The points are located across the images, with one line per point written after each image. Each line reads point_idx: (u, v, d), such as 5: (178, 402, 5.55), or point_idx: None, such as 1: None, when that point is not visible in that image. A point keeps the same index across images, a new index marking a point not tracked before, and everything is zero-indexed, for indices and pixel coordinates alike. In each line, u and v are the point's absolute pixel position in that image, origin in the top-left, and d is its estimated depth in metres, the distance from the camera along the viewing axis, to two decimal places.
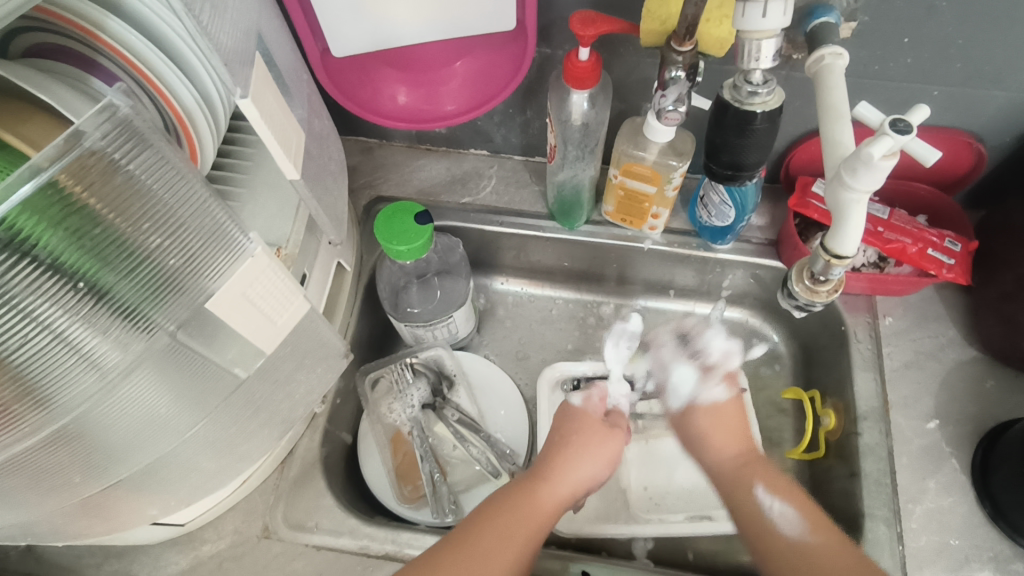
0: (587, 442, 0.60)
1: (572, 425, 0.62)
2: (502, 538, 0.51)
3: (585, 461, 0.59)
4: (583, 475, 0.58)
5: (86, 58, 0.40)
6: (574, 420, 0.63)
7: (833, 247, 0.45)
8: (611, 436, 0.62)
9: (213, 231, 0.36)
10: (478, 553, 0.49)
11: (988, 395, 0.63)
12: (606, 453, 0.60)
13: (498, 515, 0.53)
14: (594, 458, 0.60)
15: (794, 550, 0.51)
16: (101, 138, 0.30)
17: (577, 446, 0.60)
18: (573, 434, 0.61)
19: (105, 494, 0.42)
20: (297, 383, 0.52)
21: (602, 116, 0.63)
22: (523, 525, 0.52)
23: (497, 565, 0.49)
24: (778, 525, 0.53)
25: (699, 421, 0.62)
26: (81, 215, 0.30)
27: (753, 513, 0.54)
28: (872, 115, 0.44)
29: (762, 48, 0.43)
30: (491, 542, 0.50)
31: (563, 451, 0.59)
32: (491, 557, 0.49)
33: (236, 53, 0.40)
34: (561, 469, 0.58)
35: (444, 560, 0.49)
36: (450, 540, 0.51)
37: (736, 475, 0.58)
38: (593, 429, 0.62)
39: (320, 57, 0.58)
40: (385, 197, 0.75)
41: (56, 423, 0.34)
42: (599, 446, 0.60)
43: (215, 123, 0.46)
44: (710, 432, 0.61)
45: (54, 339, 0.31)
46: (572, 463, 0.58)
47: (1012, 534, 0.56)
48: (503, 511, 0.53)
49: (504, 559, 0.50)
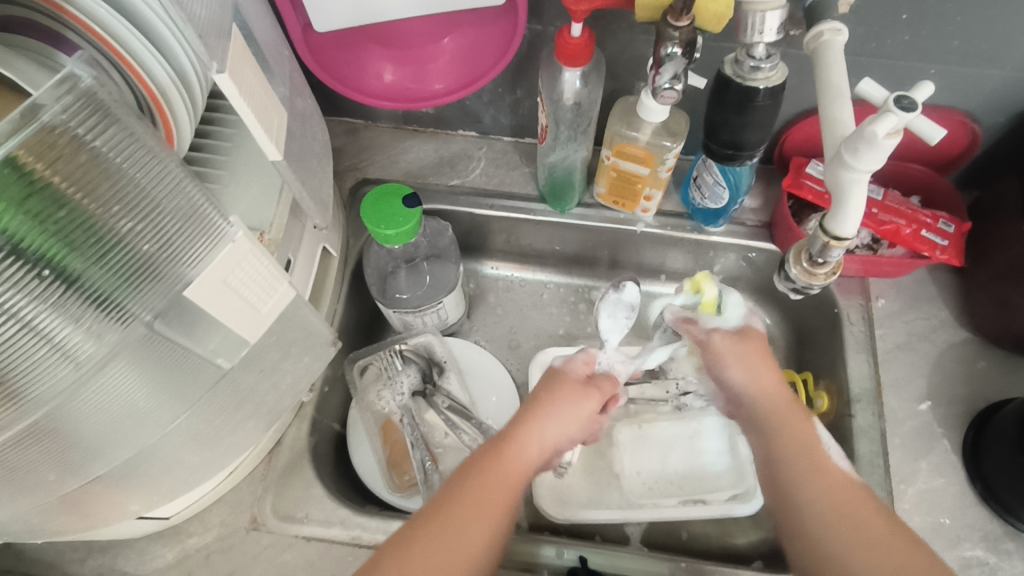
0: (557, 403, 0.56)
1: (547, 387, 0.58)
2: (475, 508, 0.48)
3: (554, 425, 0.55)
4: (555, 434, 0.55)
5: (52, 32, 0.37)
6: (549, 382, 0.59)
7: (832, 229, 0.44)
8: (587, 396, 0.58)
9: (189, 214, 0.34)
10: (453, 521, 0.47)
11: (980, 375, 0.63)
12: (577, 418, 0.56)
13: (471, 483, 0.49)
14: (563, 422, 0.55)
15: (832, 488, 0.47)
16: (62, 112, 0.27)
17: (547, 406, 0.56)
18: (545, 395, 0.57)
19: (84, 490, 0.41)
20: (284, 372, 0.50)
21: (595, 95, 0.62)
22: (497, 492, 0.49)
23: (472, 538, 0.46)
24: (832, 459, 0.49)
25: (724, 365, 0.56)
26: (43, 196, 0.28)
27: (809, 442, 0.50)
28: (875, 92, 0.42)
29: (766, 20, 0.43)
30: (465, 509, 0.47)
31: (532, 410, 0.55)
32: (466, 526, 0.47)
33: (211, 25, 0.39)
34: (533, 431, 0.54)
35: (422, 528, 0.46)
36: (434, 507, 0.48)
37: (788, 404, 0.53)
38: (569, 390, 0.57)
39: (302, 33, 0.56)
40: (371, 179, 0.73)
41: (29, 418, 0.33)
42: (570, 407, 0.56)
43: (191, 101, 0.44)
44: (736, 377, 0.55)
45: (23, 330, 0.29)
46: (543, 425, 0.54)
47: (1003, 513, 0.56)
48: (476, 482, 0.49)
49: (480, 528, 0.47)
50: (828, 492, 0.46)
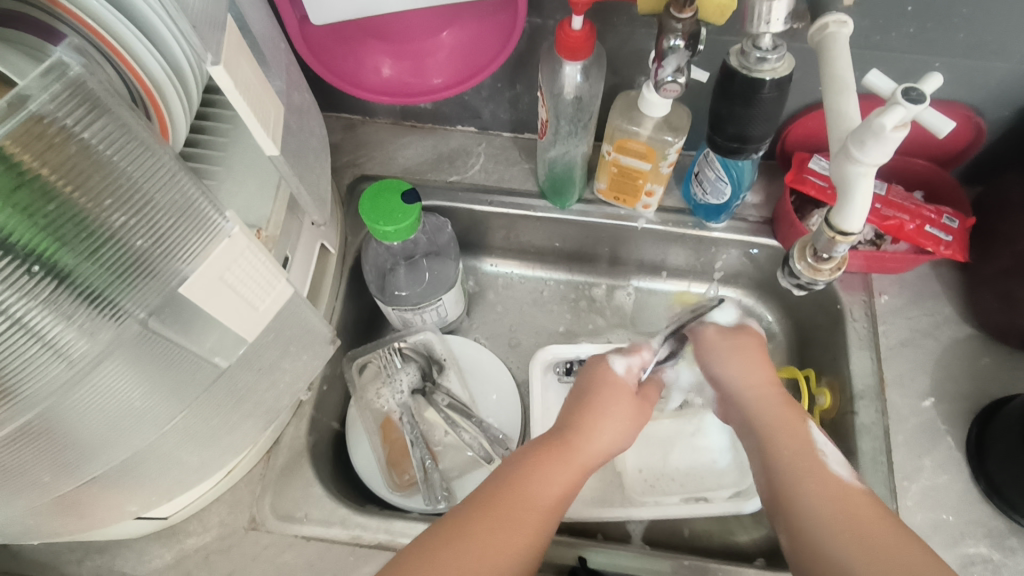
0: (610, 409, 0.55)
1: (599, 391, 0.57)
2: (528, 507, 0.47)
3: (608, 431, 0.54)
4: (610, 441, 0.54)
5: (43, 25, 0.35)
6: (602, 385, 0.57)
7: (838, 224, 0.43)
8: (638, 409, 0.57)
9: (184, 209, 0.34)
10: (505, 515, 0.46)
11: (983, 371, 0.62)
12: (629, 428, 0.55)
13: (524, 479, 0.48)
14: (616, 430, 0.54)
15: (830, 494, 0.45)
16: (50, 102, 0.26)
17: (602, 412, 0.55)
18: (598, 399, 0.56)
19: (79, 491, 0.40)
20: (282, 371, 0.49)
21: (596, 90, 0.61)
22: (547, 495, 0.48)
23: (521, 537, 0.45)
24: (829, 465, 0.47)
25: (719, 362, 0.57)
26: (31, 189, 0.27)
27: (807, 445, 0.49)
28: (882, 84, 0.42)
29: (773, 10, 0.42)
30: (517, 506, 0.46)
31: (591, 412, 0.55)
32: (519, 521, 0.46)
33: (205, 16, 0.38)
34: (587, 437, 0.53)
35: (473, 520, 0.45)
36: (479, 500, 0.47)
37: (784, 407, 0.52)
38: (621, 398, 0.56)
39: (298, 26, 0.55)
40: (369, 175, 0.72)
41: (21, 418, 0.32)
42: (623, 415, 0.55)
43: (186, 96, 0.43)
44: (728, 373, 0.56)
45: (15, 327, 0.29)
46: (596, 431, 0.54)
47: (1007, 510, 0.55)
48: (531, 477, 0.48)
49: (529, 529, 0.46)
50: (826, 496, 0.45)
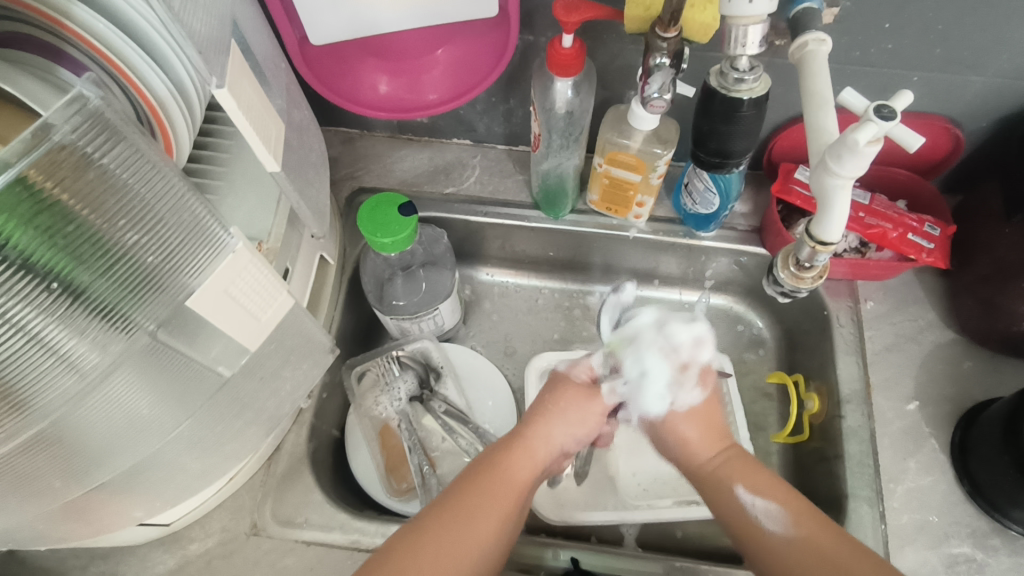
0: (564, 405, 0.59)
1: (551, 391, 0.60)
2: (488, 502, 0.50)
3: (560, 426, 0.57)
4: (566, 435, 0.57)
5: (52, 47, 0.37)
6: (552, 387, 0.61)
7: (818, 233, 0.45)
8: (592, 399, 0.60)
9: (192, 227, 0.35)
10: (464, 512, 0.48)
11: (965, 375, 0.64)
12: (582, 420, 0.59)
13: (476, 483, 0.51)
14: (568, 424, 0.58)
15: (787, 549, 0.48)
16: (72, 132, 0.28)
17: (554, 409, 0.58)
18: (550, 397, 0.60)
19: (87, 497, 0.42)
20: (283, 380, 0.51)
21: (587, 104, 0.63)
22: (506, 489, 0.51)
23: (483, 528, 0.48)
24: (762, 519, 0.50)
25: (681, 427, 0.58)
26: (53, 213, 0.29)
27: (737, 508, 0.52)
28: (856, 101, 0.44)
29: (748, 34, 0.44)
30: (477, 504, 0.49)
31: (538, 413, 0.58)
32: (479, 516, 0.48)
33: (210, 40, 0.39)
34: (539, 431, 0.56)
35: (431, 527, 0.47)
36: (433, 513, 0.49)
37: (716, 474, 0.55)
38: (574, 394, 0.60)
39: (298, 45, 0.57)
40: (367, 187, 0.74)
41: (34, 427, 0.33)
42: (576, 408, 0.59)
43: (189, 114, 0.44)
44: (688, 436, 0.57)
45: (29, 341, 0.30)
46: (548, 426, 0.57)
47: (990, 510, 0.57)
48: (485, 479, 0.51)
49: (489, 519, 0.49)
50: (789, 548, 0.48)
